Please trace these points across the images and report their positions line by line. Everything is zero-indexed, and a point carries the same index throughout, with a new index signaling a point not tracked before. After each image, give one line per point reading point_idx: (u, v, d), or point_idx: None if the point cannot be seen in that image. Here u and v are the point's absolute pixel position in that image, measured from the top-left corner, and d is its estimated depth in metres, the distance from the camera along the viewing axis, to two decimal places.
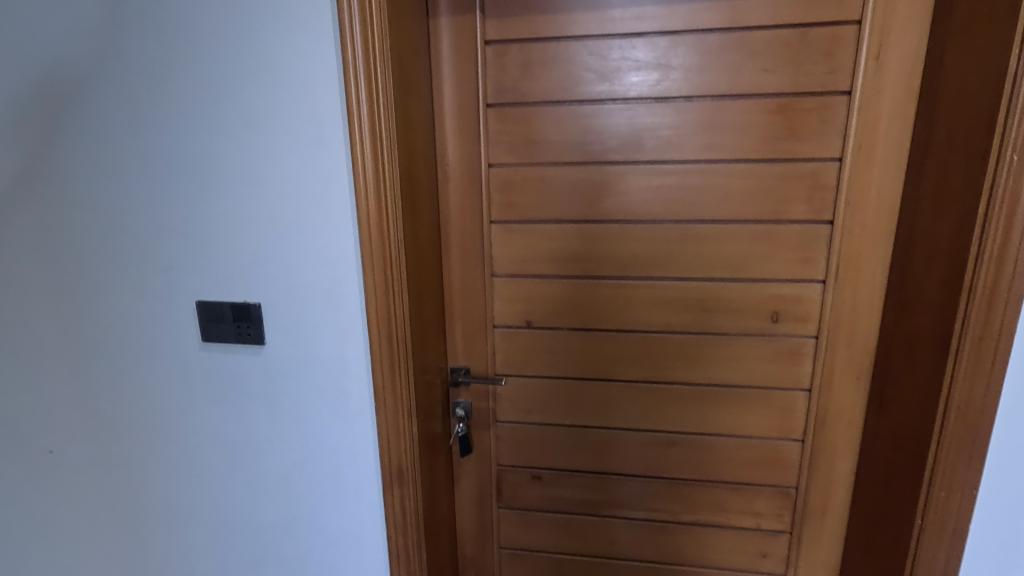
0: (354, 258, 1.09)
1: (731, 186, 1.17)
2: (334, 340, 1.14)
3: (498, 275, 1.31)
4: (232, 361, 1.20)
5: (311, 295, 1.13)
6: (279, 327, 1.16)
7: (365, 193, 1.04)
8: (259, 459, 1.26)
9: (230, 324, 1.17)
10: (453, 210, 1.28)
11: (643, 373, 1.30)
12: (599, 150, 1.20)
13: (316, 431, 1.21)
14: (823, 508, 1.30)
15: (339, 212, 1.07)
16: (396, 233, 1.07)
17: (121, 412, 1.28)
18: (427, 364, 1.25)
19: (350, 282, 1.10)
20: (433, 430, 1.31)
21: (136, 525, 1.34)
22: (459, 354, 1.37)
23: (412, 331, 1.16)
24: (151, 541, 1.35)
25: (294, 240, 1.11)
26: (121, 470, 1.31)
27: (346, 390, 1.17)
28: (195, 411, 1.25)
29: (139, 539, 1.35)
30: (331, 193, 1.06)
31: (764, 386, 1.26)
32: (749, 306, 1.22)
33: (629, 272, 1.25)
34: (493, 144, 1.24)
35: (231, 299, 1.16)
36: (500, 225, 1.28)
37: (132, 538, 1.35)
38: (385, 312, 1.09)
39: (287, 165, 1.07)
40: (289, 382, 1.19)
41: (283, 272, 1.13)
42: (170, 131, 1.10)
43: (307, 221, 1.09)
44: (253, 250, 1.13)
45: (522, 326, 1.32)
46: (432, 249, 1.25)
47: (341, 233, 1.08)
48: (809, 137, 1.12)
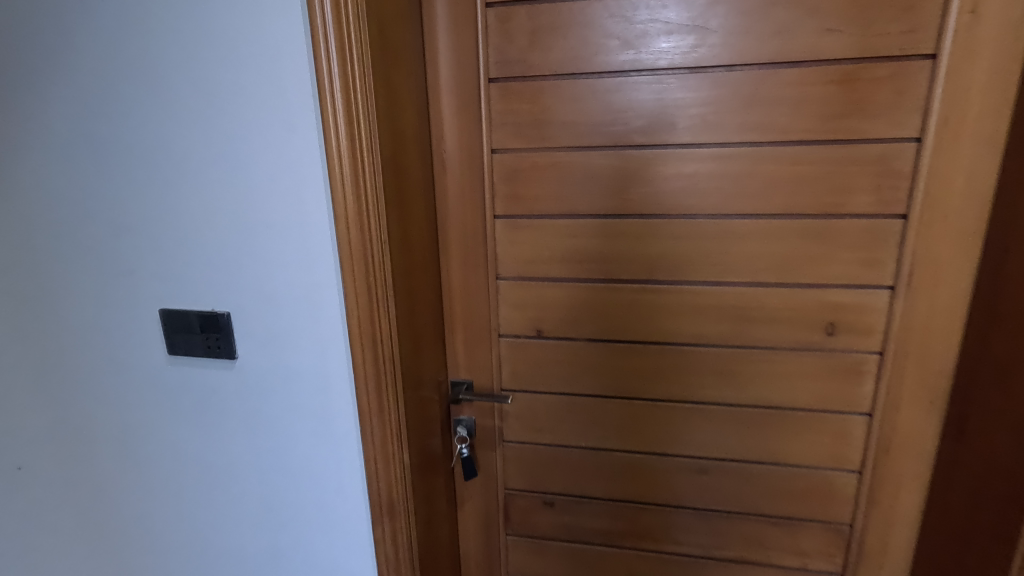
0: (332, 260, 0.93)
1: (780, 173, 0.98)
2: (313, 355, 1.00)
3: (503, 277, 1.14)
4: (201, 376, 1.06)
5: (287, 303, 0.98)
6: (253, 339, 1.01)
7: (342, 185, 0.88)
8: (235, 484, 1.12)
9: (198, 336, 1.02)
10: (451, 204, 1.11)
11: (671, 391, 1.13)
12: (621, 132, 1.02)
13: (296, 455, 1.07)
14: (883, 549, 1.12)
15: (314, 208, 0.92)
16: (380, 233, 0.91)
17: (89, 429, 1.16)
18: (421, 380, 1.09)
19: (329, 289, 0.95)
20: (430, 453, 1.16)
21: (111, 550, 1.23)
22: (461, 367, 1.21)
23: (403, 345, 1.00)
24: (128, 568, 1.24)
25: (266, 241, 0.96)
26: (91, 491, 1.19)
27: (329, 411, 1.03)
28: (164, 430, 1.12)
29: (115, 564, 1.24)
30: (304, 187, 0.91)
31: (815, 409, 1.08)
32: (799, 316, 1.03)
33: (656, 275, 1.07)
34: (497, 126, 1.06)
35: (198, 306, 1.02)
36: (506, 220, 1.11)
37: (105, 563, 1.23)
38: (369, 324, 0.94)
39: (253, 154, 0.92)
40: (264, 401, 1.05)
41: (255, 277, 0.98)
42: (122, 116, 0.96)
43: (280, 220, 0.94)
44: (221, 253, 0.98)
45: (532, 336, 1.16)
46: (429, 248, 1.09)
47: (316, 233, 0.93)
48: (878, 113, 0.92)
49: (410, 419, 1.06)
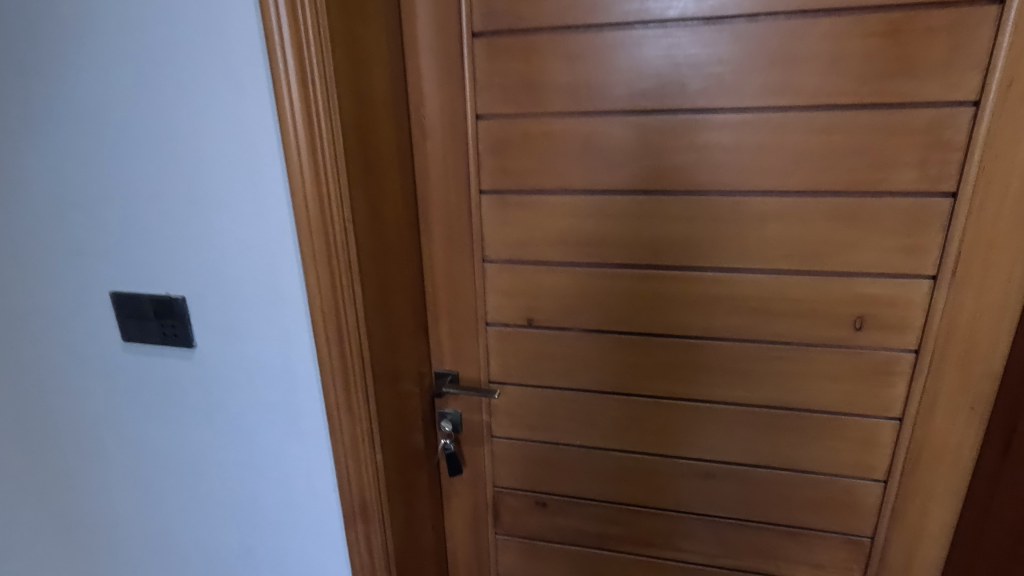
0: (292, 241, 0.83)
1: (808, 144, 0.84)
2: (276, 346, 0.90)
3: (491, 260, 1.02)
4: (158, 366, 0.97)
5: (246, 289, 0.88)
6: (211, 328, 0.92)
7: (297, 155, 0.76)
8: (199, 482, 1.03)
9: (152, 323, 0.93)
10: (433, 178, 0.99)
11: (676, 389, 1.02)
12: (624, 95, 0.89)
13: (263, 453, 0.98)
14: (907, 565, 1.01)
15: (271, 181, 0.81)
16: (342, 210, 0.80)
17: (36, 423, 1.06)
18: (398, 373, 0.99)
19: (290, 274, 0.85)
20: (411, 451, 1.07)
21: (69, 551, 1.14)
22: (446, 357, 1.10)
23: (375, 336, 0.90)
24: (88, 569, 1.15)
25: (220, 219, 0.85)
26: (42, 490, 1.10)
27: (295, 406, 0.93)
28: (121, 424, 1.03)
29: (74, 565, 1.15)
30: (258, 158, 0.80)
31: (837, 412, 0.96)
32: (823, 309, 0.91)
33: (661, 260, 0.95)
34: (483, 88, 0.94)
35: (151, 290, 0.92)
36: (494, 196, 0.99)
37: (63, 564, 1.15)
38: (335, 313, 0.84)
39: (201, 119, 0.81)
40: (226, 394, 0.96)
41: (210, 259, 0.88)
42: (54, 75, 0.84)
43: (234, 195, 0.83)
44: (173, 232, 0.88)
45: (522, 325, 1.05)
46: (407, 228, 0.98)
47: (274, 210, 0.82)
48: (928, 72, 0.78)
49: (386, 416, 0.96)
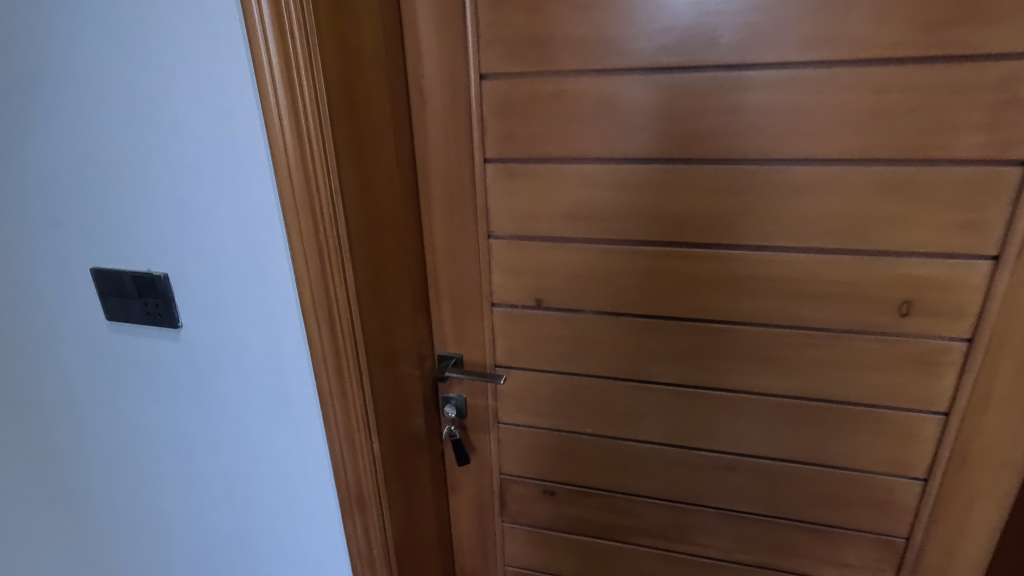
0: (276, 214, 0.76)
1: (855, 105, 0.74)
2: (264, 327, 0.84)
3: (497, 236, 0.94)
4: (144, 346, 0.92)
5: (230, 265, 0.81)
6: (196, 307, 0.86)
7: (277, 118, 0.69)
8: (192, 467, 0.99)
9: (135, 301, 0.87)
10: (433, 145, 0.91)
11: (696, 376, 0.94)
12: (645, 50, 0.79)
13: (255, 437, 0.93)
14: (944, 568, 0.94)
15: (250, 148, 0.73)
16: (329, 179, 0.72)
17: (22, 405, 1.01)
18: (395, 356, 0.93)
19: (275, 250, 0.78)
20: (411, 438, 1.01)
21: (62, 534, 1.11)
22: (449, 339, 1.04)
23: (369, 317, 0.84)
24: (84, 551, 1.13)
25: (199, 189, 0.78)
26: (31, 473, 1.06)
27: (287, 391, 0.88)
28: (109, 406, 0.98)
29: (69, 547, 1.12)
30: (235, 121, 0.72)
31: (875, 405, 0.87)
32: (865, 292, 0.82)
33: (683, 237, 0.86)
34: (486, 43, 0.84)
35: (133, 266, 0.86)
36: (500, 166, 0.90)
37: (57, 547, 1.12)
38: (324, 293, 0.77)
39: (172, 77, 0.72)
40: (215, 376, 0.90)
41: (191, 233, 0.81)
42: (11, 28, 0.76)
43: (212, 162, 0.76)
44: (151, 203, 0.81)
45: (530, 307, 0.97)
46: (404, 200, 0.90)
47: (256, 179, 0.75)
48: (1003, 18, 0.67)
49: (383, 403, 0.90)
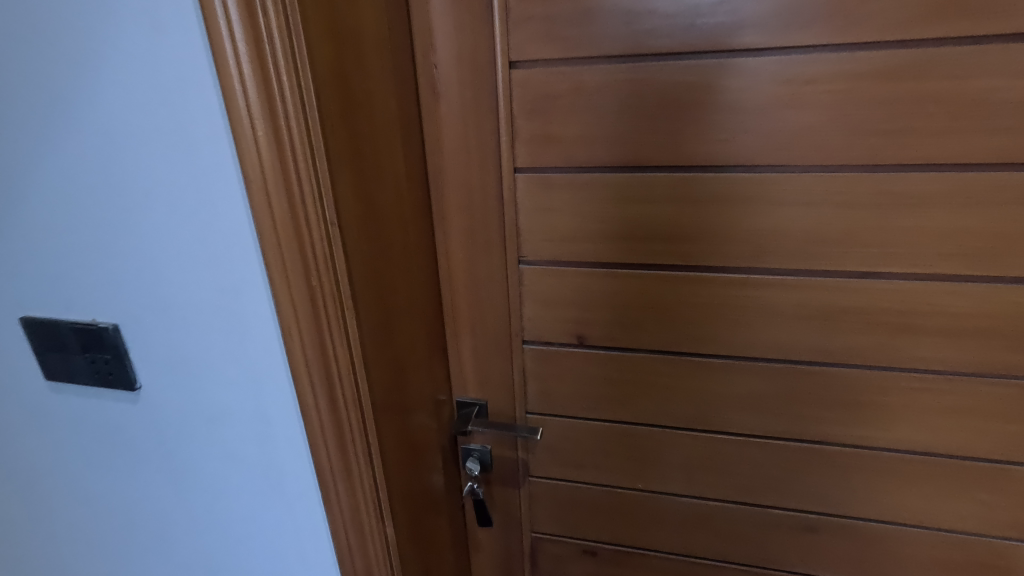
0: (253, 252, 0.58)
1: (1000, 94, 0.57)
2: (245, 390, 0.66)
3: (529, 261, 0.77)
4: (94, 410, 0.73)
5: (197, 315, 0.63)
6: (158, 365, 0.68)
7: (247, 126, 0.49)
8: (161, 548, 0.81)
9: (79, 358, 0.69)
10: (448, 152, 0.73)
11: (773, 424, 0.78)
12: (723, 26, 0.61)
13: (238, 517, 0.75)
14: None
15: (214, 165, 0.55)
16: (319, 209, 0.54)
17: None
18: (407, 412, 0.76)
19: (255, 298, 0.60)
20: (427, 504, 0.84)
21: None
22: (471, 382, 0.87)
23: (375, 374, 0.66)
24: None
25: (150, 218, 0.59)
26: None
27: (276, 466, 0.70)
28: (55, 480, 0.80)
29: None
30: (192, 131, 0.54)
31: (995, 458, 0.72)
32: (994, 328, 0.66)
33: (765, 262, 0.69)
34: (516, 21, 0.66)
35: (72, 315, 0.67)
36: (533, 176, 0.72)
37: None
38: (319, 352, 0.59)
39: (102, 72, 0.53)
40: (185, 448, 0.73)
41: (143, 274, 0.62)
42: None
43: (164, 184, 0.57)
44: (87, 237, 0.62)
45: (570, 345, 0.80)
46: (414, 221, 0.72)
47: (224, 206, 0.56)
48: None
49: (394, 471, 0.74)
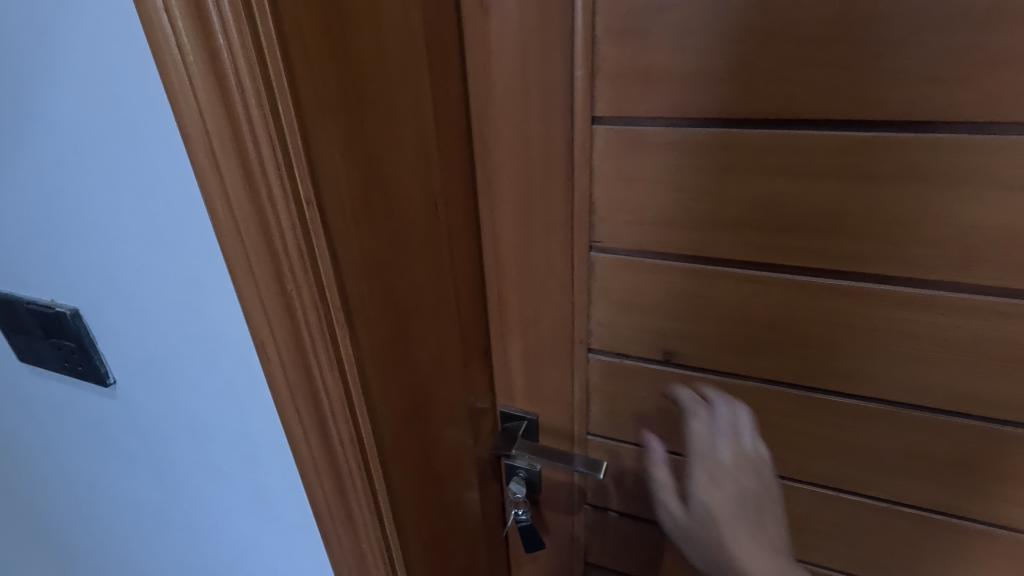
0: (210, 233, 0.41)
1: None
2: (223, 402, 0.52)
3: (605, 248, 0.57)
4: (70, 402, 0.62)
5: (157, 307, 0.48)
6: (125, 360, 0.55)
7: (172, 48, 0.31)
8: (160, 548, 0.72)
9: (43, 344, 0.57)
10: (498, 92, 0.51)
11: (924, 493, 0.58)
12: None
13: (232, 533, 0.64)
14: None
15: (147, 111, 0.38)
16: (287, 184, 0.34)
17: None
18: (434, 449, 0.57)
19: (219, 293, 0.44)
20: (459, 548, 0.67)
21: None
22: (519, 392, 0.68)
23: (384, 411, 0.48)
24: None
25: (86, 181, 0.44)
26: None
27: (266, 490, 0.57)
28: (45, 464, 0.71)
29: None
30: (113, 55, 0.36)
31: None
32: None
33: (960, 272, 0.47)
34: None
35: (27, 293, 0.55)
36: (618, 128, 0.51)
37: None
38: (305, 378, 0.42)
39: None
40: (168, 454, 0.60)
41: (92, 254, 0.48)
42: None
43: (93, 134, 0.41)
44: (25, 201, 0.48)
45: (654, 360, 0.61)
46: (450, 188, 0.52)
47: (168, 171, 0.40)
48: None
49: (410, 536, 0.56)
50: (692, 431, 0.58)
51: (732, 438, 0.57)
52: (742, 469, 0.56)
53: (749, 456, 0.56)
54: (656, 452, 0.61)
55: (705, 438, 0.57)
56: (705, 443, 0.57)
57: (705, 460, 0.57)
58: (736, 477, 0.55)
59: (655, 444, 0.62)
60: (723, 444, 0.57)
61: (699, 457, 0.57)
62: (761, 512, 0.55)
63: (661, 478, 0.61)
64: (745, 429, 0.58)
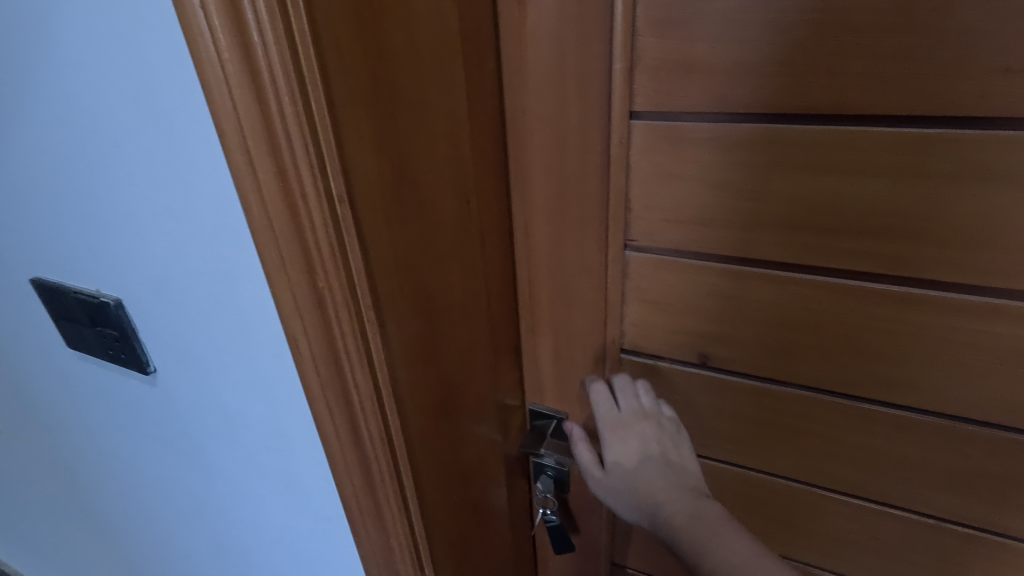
0: (243, 229, 0.41)
1: None
2: (257, 394, 0.53)
3: (640, 248, 0.55)
4: (114, 387, 0.64)
5: (193, 299, 0.49)
6: (164, 350, 0.56)
7: (209, 45, 0.31)
8: (199, 531, 0.74)
9: (89, 332, 0.59)
10: (534, 86, 0.50)
11: (978, 513, 0.56)
12: None
13: (264, 521, 0.65)
14: None
15: (184, 108, 0.38)
16: (320, 182, 0.34)
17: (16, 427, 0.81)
18: (462, 446, 0.57)
19: (253, 288, 0.44)
20: (486, 544, 0.67)
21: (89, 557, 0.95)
22: (550, 389, 0.68)
23: (413, 407, 0.48)
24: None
25: (127, 176, 0.45)
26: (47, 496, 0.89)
27: (297, 480, 0.57)
28: (95, 445, 0.74)
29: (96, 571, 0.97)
30: (152, 54, 0.37)
31: None
32: None
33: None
34: None
35: (76, 282, 0.57)
36: (657, 124, 0.49)
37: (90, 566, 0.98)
38: (335, 375, 0.42)
39: None
40: (205, 442, 0.62)
41: (133, 246, 0.49)
42: None
43: (133, 130, 0.41)
44: (72, 194, 0.50)
45: (692, 364, 0.60)
46: (483, 184, 0.51)
47: (205, 167, 0.40)
48: None
49: (438, 531, 0.56)
50: (596, 408, 0.62)
51: (630, 398, 0.61)
52: (624, 415, 0.60)
53: (646, 412, 0.60)
54: (575, 434, 0.65)
55: (606, 402, 0.61)
56: (605, 408, 0.61)
57: (610, 415, 0.60)
58: (641, 425, 0.59)
59: (572, 428, 0.66)
60: (622, 407, 0.61)
61: (606, 417, 0.61)
62: (668, 456, 0.58)
63: (586, 458, 0.63)
64: (642, 388, 0.61)
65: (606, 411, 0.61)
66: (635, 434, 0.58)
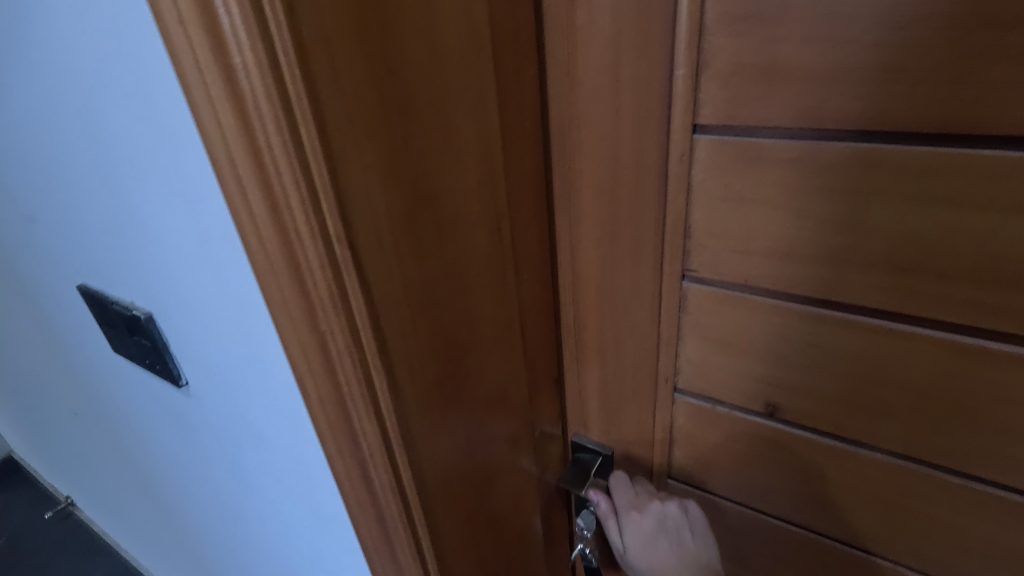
0: (244, 260, 0.38)
1: None
2: (272, 422, 0.50)
3: (700, 278, 0.48)
4: (156, 393, 0.65)
5: (211, 323, 0.47)
6: (192, 366, 0.55)
7: (191, 70, 0.27)
8: (239, 535, 0.75)
9: (128, 341, 0.59)
10: (585, 93, 0.43)
11: None
12: None
13: (293, 539, 0.64)
14: None
15: (184, 130, 0.35)
16: (316, 222, 0.30)
17: (90, 412, 0.86)
18: (492, 488, 0.53)
19: (258, 322, 0.41)
20: None
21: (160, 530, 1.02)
22: (596, 423, 0.60)
23: (433, 454, 0.43)
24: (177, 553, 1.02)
25: (142, 196, 0.43)
26: (122, 474, 0.95)
27: (316, 510, 0.55)
28: (149, 441, 0.76)
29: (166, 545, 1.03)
30: (152, 73, 0.34)
31: None
32: None
33: None
34: None
35: (114, 294, 0.57)
36: (726, 140, 0.42)
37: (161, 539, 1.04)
38: (343, 422, 0.38)
39: None
40: (235, 456, 0.61)
41: (157, 266, 0.48)
42: None
43: (142, 151, 0.39)
44: (103, 210, 0.49)
45: (758, 415, 0.52)
46: (520, 206, 0.46)
47: (207, 193, 0.37)
48: None
49: None
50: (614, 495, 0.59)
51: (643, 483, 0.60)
52: (638, 497, 0.58)
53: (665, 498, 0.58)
54: (602, 506, 0.58)
55: (621, 485, 0.59)
56: (621, 493, 0.59)
57: (626, 498, 0.58)
58: (658, 505, 0.57)
59: (598, 498, 0.58)
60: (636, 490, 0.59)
61: (622, 500, 0.58)
62: (681, 535, 0.56)
63: (612, 535, 0.58)
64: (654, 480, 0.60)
65: (622, 493, 0.58)
66: (652, 515, 0.56)
